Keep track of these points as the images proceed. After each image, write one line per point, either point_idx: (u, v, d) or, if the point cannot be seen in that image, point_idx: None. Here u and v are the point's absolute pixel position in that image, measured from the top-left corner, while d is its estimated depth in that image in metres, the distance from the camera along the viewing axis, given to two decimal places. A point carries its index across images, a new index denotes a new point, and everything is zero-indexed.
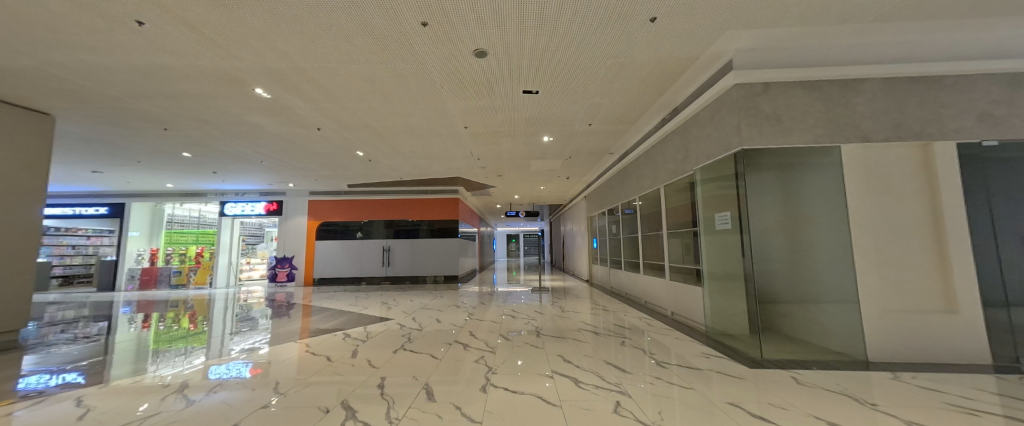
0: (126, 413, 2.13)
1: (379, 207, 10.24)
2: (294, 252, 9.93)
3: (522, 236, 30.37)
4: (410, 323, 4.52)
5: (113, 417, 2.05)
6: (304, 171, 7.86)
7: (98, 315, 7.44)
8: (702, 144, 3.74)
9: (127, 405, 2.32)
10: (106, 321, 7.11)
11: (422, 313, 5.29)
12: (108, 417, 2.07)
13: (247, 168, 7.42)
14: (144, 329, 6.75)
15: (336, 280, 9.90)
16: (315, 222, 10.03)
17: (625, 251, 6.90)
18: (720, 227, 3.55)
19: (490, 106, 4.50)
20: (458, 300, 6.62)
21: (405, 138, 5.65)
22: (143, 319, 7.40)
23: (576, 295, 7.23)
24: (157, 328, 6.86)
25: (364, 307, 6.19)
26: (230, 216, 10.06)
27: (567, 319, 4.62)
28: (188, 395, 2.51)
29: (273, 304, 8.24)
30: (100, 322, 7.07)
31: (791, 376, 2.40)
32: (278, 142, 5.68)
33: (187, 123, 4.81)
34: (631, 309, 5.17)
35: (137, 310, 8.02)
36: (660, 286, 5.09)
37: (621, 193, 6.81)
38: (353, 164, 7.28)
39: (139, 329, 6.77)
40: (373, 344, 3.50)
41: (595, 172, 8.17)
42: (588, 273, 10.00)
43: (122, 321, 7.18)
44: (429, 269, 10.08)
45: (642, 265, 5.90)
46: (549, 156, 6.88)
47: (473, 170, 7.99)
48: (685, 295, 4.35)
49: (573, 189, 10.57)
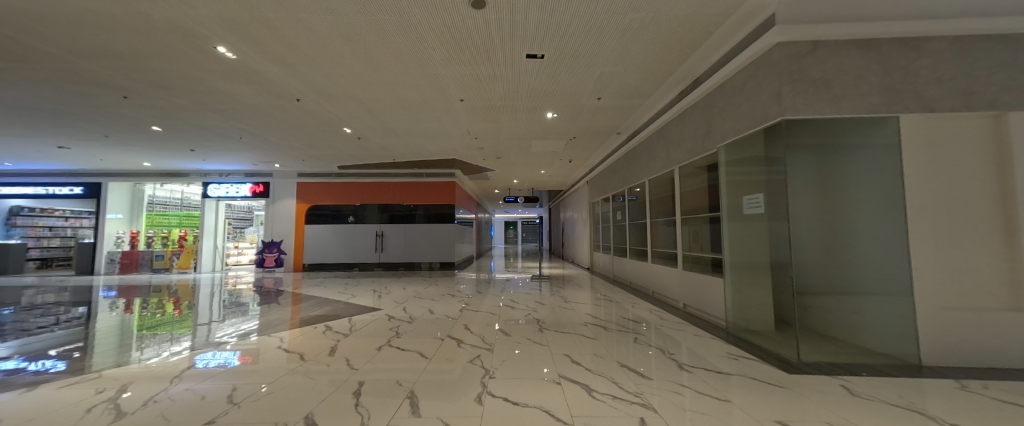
0: (61, 414, 1.78)
1: (372, 191, 9.76)
2: (282, 237, 9.47)
3: (520, 223, 30.25)
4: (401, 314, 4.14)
5: (48, 420, 1.71)
6: (289, 150, 7.31)
7: (78, 300, 7.06)
8: (729, 118, 3.27)
9: (66, 402, 1.96)
10: (86, 306, 6.75)
11: (414, 302, 4.92)
12: (34, 421, 1.70)
13: (226, 145, 6.85)
14: (126, 315, 6.40)
15: (328, 266, 9.50)
16: (304, 206, 9.54)
17: (631, 238, 6.53)
18: (750, 211, 3.14)
19: (490, 73, 3.97)
20: (454, 289, 6.29)
21: (395, 112, 5.12)
22: (126, 305, 7.00)
23: (578, 285, 6.90)
24: (141, 314, 6.52)
25: (353, 295, 5.77)
26: (214, 198, 9.52)
27: (572, 311, 4.24)
28: (150, 389, 2.18)
29: (262, 290, 7.86)
30: (80, 307, 6.68)
31: (841, 385, 2.04)
32: (255, 116, 5.14)
33: (148, 90, 4.25)
34: (639, 300, 4.84)
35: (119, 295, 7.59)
36: (671, 277, 4.72)
37: (628, 177, 6.39)
38: (340, 142, 6.74)
39: (122, 314, 6.44)
40: (355, 340, 3.09)
41: (600, 154, 7.68)
42: (589, 261, 9.67)
43: (103, 307, 6.82)
44: (424, 255, 9.70)
45: (649, 253, 5.53)
46: (551, 136, 6.40)
47: (471, 151, 7.50)
48: (700, 287, 3.98)
49: (575, 173, 10.10)
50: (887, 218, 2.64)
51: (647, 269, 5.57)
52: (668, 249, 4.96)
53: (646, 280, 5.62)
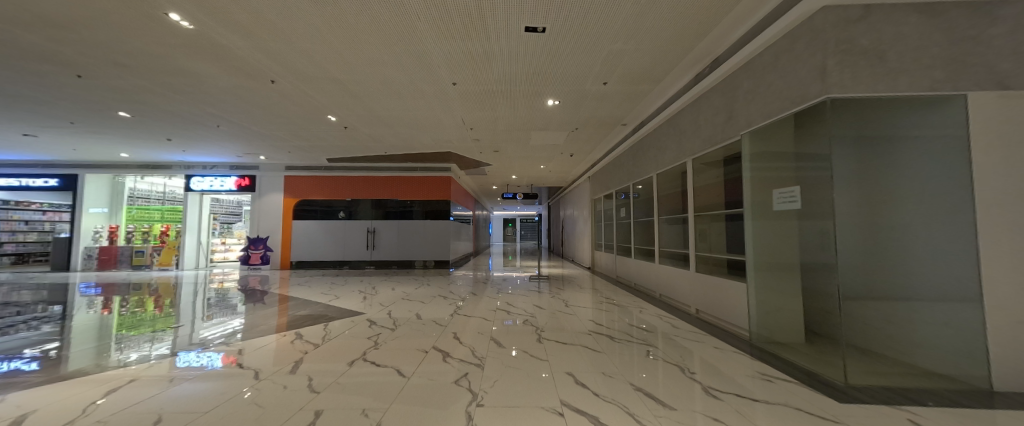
0: None
1: (364, 185, 9.34)
2: (268, 233, 9.03)
3: (519, 221, 29.96)
4: (385, 319, 3.73)
5: None
6: (274, 140, 6.88)
7: (56, 297, 6.67)
8: (757, 101, 2.86)
9: None
10: (63, 304, 6.36)
11: (401, 305, 4.53)
12: None
13: (205, 134, 6.41)
14: (104, 313, 6.02)
15: (316, 264, 9.07)
16: (292, 200, 9.11)
17: (635, 237, 6.15)
18: (781, 206, 2.72)
19: (484, 52, 3.55)
20: (447, 289, 5.92)
21: (382, 98, 4.70)
22: (104, 302, 6.63)
23: (579, 286, 6.51)
24: (120, 311, 6.15)
25: (337, 295, 5.36)
26: (198, 192, 9.05)
27: (574, 316, 3.85)
28: (79, 409, 1.81)
29: (247, 289, 7.49)
30: (54, 304, 6.31)
31: (909, 419, 1.66)
32: (230, 100, 4.72)
33: (106, 68, 3.83)
34: (645, 304, 4.45)
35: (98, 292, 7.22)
36: (681, 279, 4.33)
37: (633, 172, 6.00)
38: (327, 133, 6.31)
39: (100, 311, 6.07)
40: (326, 353, 2.68)
41: (603, 147, 7.26)
42: (590, 260, 9.30)
43: (80, 304, 6.43)
44: (418, 253, 9.29)
45: (656, 253, 5.15)
46: (552, 127, 6.00)
47: (466, 144, 7.08)
48: (716, 292, 3.58)
49: (576, 169, 9.69)
50: (948, 214, 2.23)
51: (654, 270, 5.18)
52: (677, 249, 4.58)
53: (652, 282, 5.23)
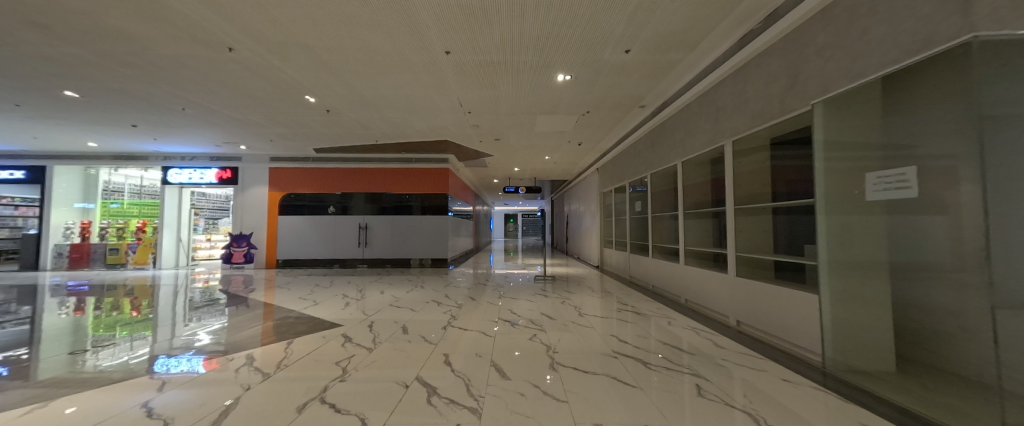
0: None
1: (355, 178, 8.68)
2: (253, 229, 8.39)
3: (520, 216, 29.39)
4: (365, 333, 3.09)
5: None
6: (251, 128, 6.22)
7: (23, 298, 6.08)
8: (840, 57, 2.14)
9: None
10: (31, 305, 5.78)
11: (388, 313, 3.91)
12: None
13: (172, 120, 5.74)
14: (76, 315, 5.45)
15: (303, 262, 8.44)
16: (277, 194, 8.45)
17: (653, 234, 5.50)
18: (883, 190, 2.00)
19: (483, 6, 2.86)
20: (442, 292, 5.31)
21: (363, 72, 4.02)
22: (77, 303, 6.07)
23: (590, 288, 5.88)
24: (93, 313, 5.58)
25: (314, 299, 4.71)
26: (176, 185, 8.38)
27: (591, 330, 3.20)
28: None
29: (229, 290, 6.90)
30: (23, 306, 5.73)
31: None
32: (188, 74, 4.06)
33: (24, 31, 3.16)
34: (672, 313, 3.81)
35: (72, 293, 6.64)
36: (715, 284, 3.69)
37: (652, 161, 5.32)
38: (307, 118, 5.64)
39: (70, 313, 5.48)
40: (274, 389, 2.03)
41: (616, 134, 6.55)
42: (598, 258, 8.66)
43: (50, 306, 5.85)
44: (414, 252, 8.66)
45: (680, 253, 4.51)
46: (560, 110, 5.31)
47: (464, 131, 6.39)
48: (764, 302, 2.95)
49: (584, 160, 8.99)
50: None
51: (679, 272, 4.54)
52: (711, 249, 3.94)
53: (677, 286, 4.59)
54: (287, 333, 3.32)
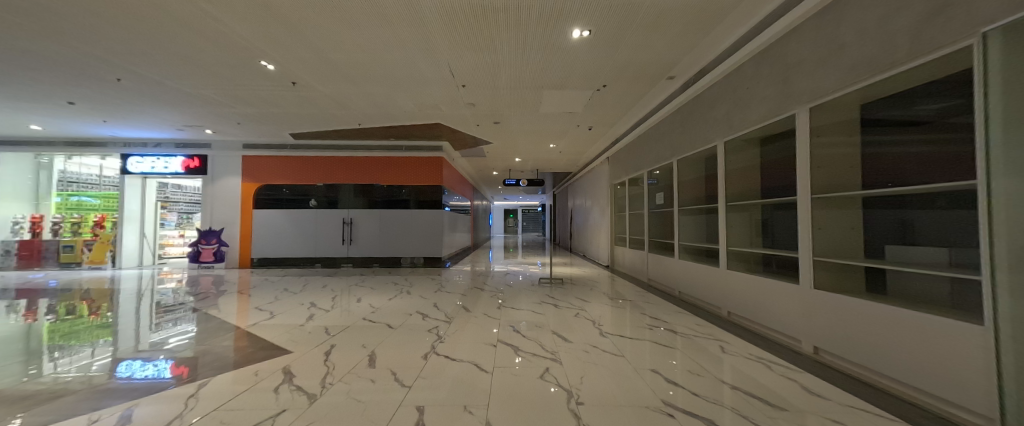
0: None
1: (339, 168, 7.81)
2: (224, 224, 7.54)
3: (520, 211, 28.78)
4: (316, 367, 2.26)
5: None
6: (210, 107, 5.35)
7: None
8: None
9: None
10: None
11: (358, 330, 3.10)
12: None
13: (112, 96, 4.86)
14: (28, 320, 4.62)
15: (281, 261, 7.62)
16: (252, 186, 7.60)
17: (679, 231, 4.70)
18: None
19: None
20: (432, 298, 4.51)
21: (324, 23, 3.15)
22: (29, 306, 5.26)
23: (604, 293, 5.08)
24: (45, 319, 4.68)
25: (274, 310, 3.89)
26: (138, 175, 7.49)
27: (621, 362, 2.36)
28: None
29: (195, 292, 6.11)
30: None
31: None
32: (103, 26, 3.19)
33: None
34: (717, 331, 3.01)
35: (15, 296, 5.73)
36: (778, 298, 2.86)
37: (680, 145, 4.49)
38: (272, 94, 4.79)
39: (22, 319, 4.63)
40: None
41: (634, 116, 5.69)
42: (608, 257, 7.88)
43: None
44: (405, 249, 7.85)
45: (721, 255, 3.70)
46: (570, 83, 4.46)
47: (459, 111, 5.54)
48: (863, 327, 2.14)
49: (592, 148, 8.13)
50: None
51: (720, 278, 3.71)
52: (774, 252, 3.13)
53: (715, 295, 3.77)
54: (214, 363, 2.50)
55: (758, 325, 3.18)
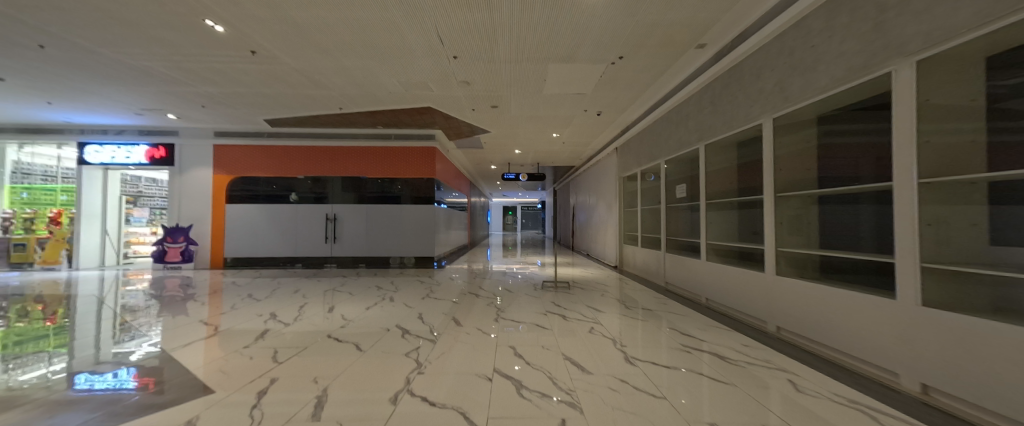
0: None
1: (322, 159, 7.12)
2: (194, 221, 6.86)
3: (520, 208, 28.33)
4: (231, 421, 1.55)
5: None
6: (165, 86, 4.65)
7: None
8: None
9: None
10: None
11: (318, 352, 2.44)
12: None
13: (43, 69, 4.14)
14: None
15: (258, 261, 6.94)
16: (225, 178, 6.90)
17: (708, 228, 4.06)
18: None
19: None
20: (419, 305, 3.86)
21: None
22: None
23: (617, 299, 4.44)
24: None
25: (222, 324, 3.22)
26: (96, 165, 6.77)
27: (669, 409, 1.67)
28: None
29: (159, 294, 5.45)
30: None
31: None
32: None
33: None
34: (774, 354, 2.34)
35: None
36: (856, 314, 2.15)
37: (707, 128, 3.84)
38: (230, 68, 4.09)
39: None
40: None
41: (650, 98, 5.03)
42: (616, 257, 7.24)
43: None
44: (394, 248, 7.18)
45: (768, 259, 2.96)
46: (582, 54, 3.79)
47: (452, 91, 4.86)
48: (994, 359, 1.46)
49: (599, 138, 7.45)
50: None
51: (764, 286, 3.00)
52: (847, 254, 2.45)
53: (757, 306, 3.08)
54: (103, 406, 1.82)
55: (823, 349, 2.40)
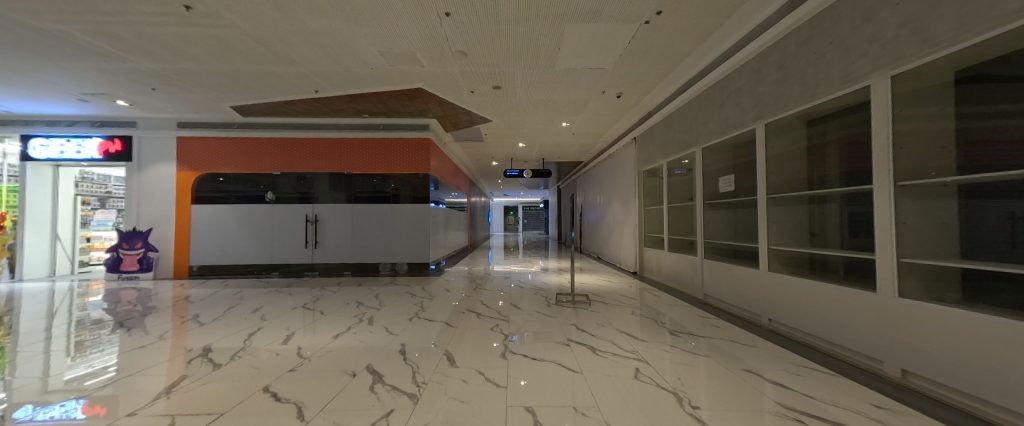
0: None
1: (301, 152, 6.30)
2: (155, 224, 6.06)
3: (521, 208, 27.65)
4: None
5: None
6: (97, 61, 3.84)
7: None
8: None
9: None
10: None
11: (242, 415, 1.64)
12: None
13: None
14: None
15: (230, 269, 6.13)
16: (190, 175, 6.10)
17: (772, 231, 3.21)
18: None
19: None
20: (404, 331, 3.03)
21: None
22: None
23: (651, 316, 3.61)
24: None
25: (129, 364, 2.39)
26: (42, 161, 5.98)
27: None
28: None
29: (118, 305, 4.71)
30: None
31: None
32: None
33: None
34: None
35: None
36: None
37: (769, 102, 3.01)
38: (166, 34, 3.28)
39: None
40: None
41: (683, 73, 4.20)
42: (636, 262, 6.44)
43: None
44: (383, 254, 6.36)
45: (880, 275, 2.13)
46: (608, 9, 2.96)
47: (447, 66, 4.06)
48: None
49: (615, 127, 6.63)
50: None
51: (878, 313, 2.12)
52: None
53: (862, 338, 2.24)
54: None
55: (1019, 424, 1.46)
